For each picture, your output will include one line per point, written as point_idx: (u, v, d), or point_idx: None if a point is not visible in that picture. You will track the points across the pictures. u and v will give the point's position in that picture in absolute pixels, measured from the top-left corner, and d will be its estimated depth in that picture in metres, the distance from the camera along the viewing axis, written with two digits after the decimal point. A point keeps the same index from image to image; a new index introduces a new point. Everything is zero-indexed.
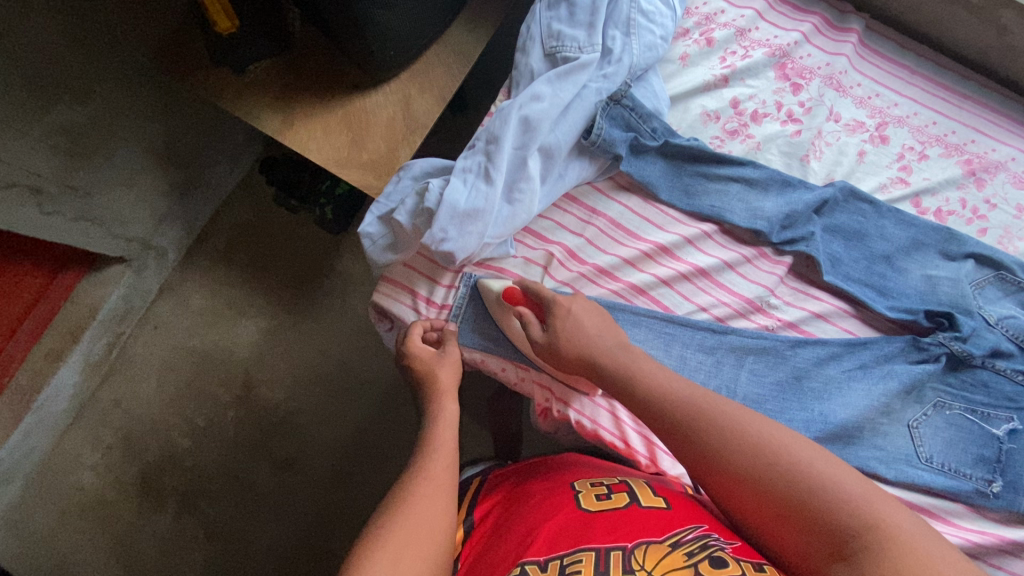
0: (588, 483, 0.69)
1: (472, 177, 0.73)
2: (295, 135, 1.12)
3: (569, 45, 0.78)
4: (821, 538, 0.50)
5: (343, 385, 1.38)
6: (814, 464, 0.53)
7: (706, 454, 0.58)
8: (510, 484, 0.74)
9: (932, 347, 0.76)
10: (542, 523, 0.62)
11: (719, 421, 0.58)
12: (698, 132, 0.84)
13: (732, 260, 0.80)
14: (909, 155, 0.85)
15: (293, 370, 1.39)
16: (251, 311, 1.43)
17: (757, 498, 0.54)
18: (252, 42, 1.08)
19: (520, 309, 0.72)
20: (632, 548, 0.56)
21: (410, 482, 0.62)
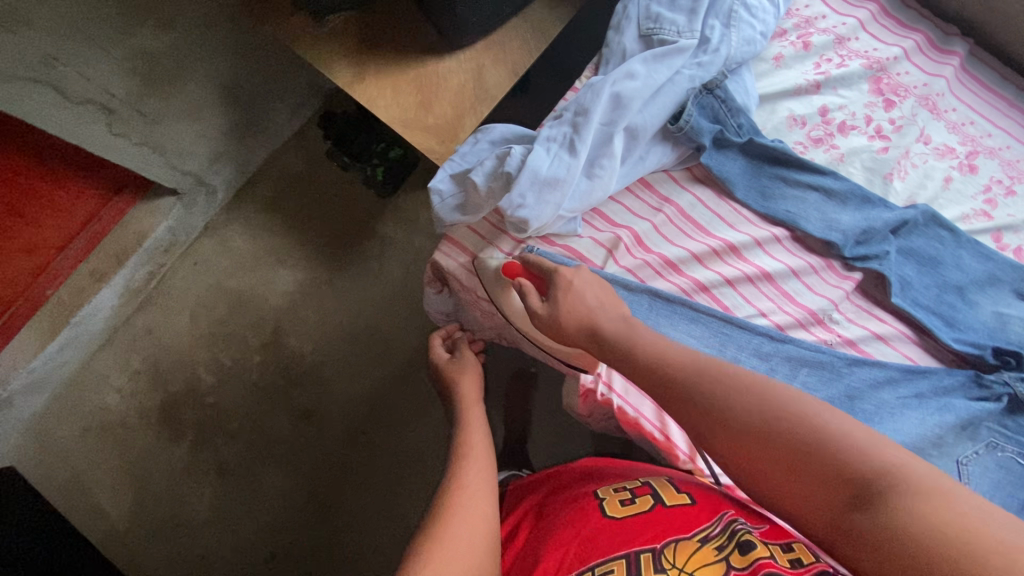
0: (610, 489, 0.68)
1: (555, 147, 0.71)
2: (364, 91, 1.13)
3: (667, 29, 0.77)
4: (836, 487, 0.47)
5: (369, 345, 1.40)
6: (813, 410, 0.51)
7: (703, 406, 0.56)
8: (534, 497, 0.74)
9: (995, 385, 0.75)
10: (568, 529, 0.62)
11: (718, 377, 0.57)
12: (782, 135, 0.82)
13: (799, 267, 0.79)
14: (996, 188, 0.83)
15: (323, 324, 1.41)
16: (290, 261, 1.45)
17: (758, 455, 0.52)
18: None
19: (519, 281, 0.72)
20: (662, 547, 0.57)
21: (446, 494, 0.63)
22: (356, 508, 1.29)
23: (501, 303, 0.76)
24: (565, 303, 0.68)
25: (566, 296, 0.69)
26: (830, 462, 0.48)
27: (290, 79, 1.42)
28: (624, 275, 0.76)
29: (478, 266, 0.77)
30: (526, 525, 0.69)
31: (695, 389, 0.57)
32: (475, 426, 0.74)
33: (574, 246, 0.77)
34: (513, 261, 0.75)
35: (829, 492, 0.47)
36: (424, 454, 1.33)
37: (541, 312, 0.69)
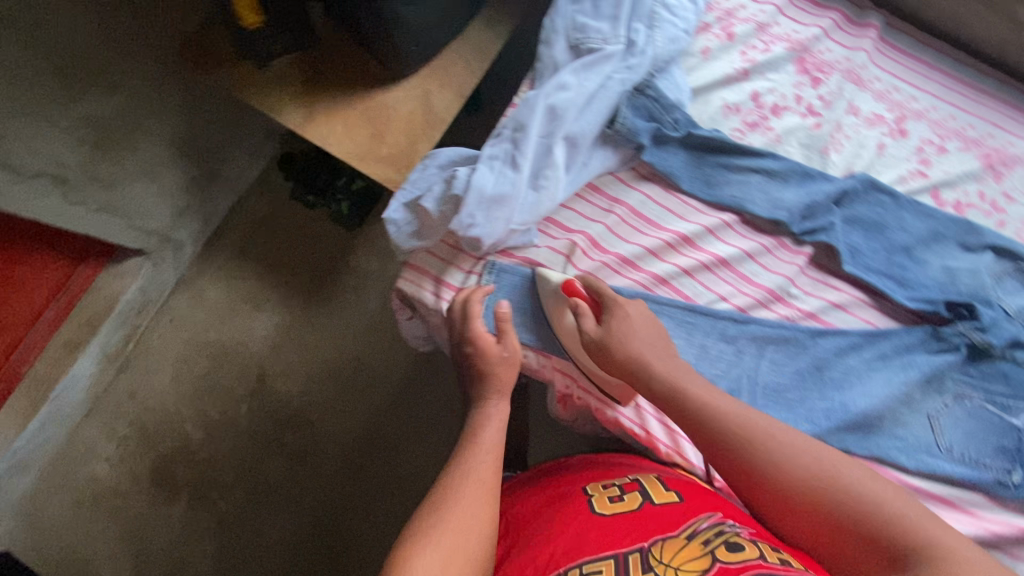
0: (599, 486, 0.70)
1: (499, 164, 0.73)
2: (316, 131, 1.14)
3: (594, 38, 0.80)
4: (879, 550, 0.54)
5: (354, 379, 1.39)
6: (851, 479, 0.58)
7: (754, 466, 0.60)
8: (525, 491, 0.76)
9: (951, 336, 0.78)
10: (556, 527, 0.64)
11: (765, 438, 0.61)
12: (719, 124, 0.85)
13: (751, 249, 0.81)
14: (928, 149, 0.86)
15: (307, 364, 1.40)
16: (267, 305, 1.45)
17: (803, 508, 0.58)
18: (279, 41, 1.11)
19: (577, 302, 0.74)
20: (650, 548, 0.58)
21: (452, 477, 0.63)
22: (366, 542, 1.28)
23: (554, 321, 0.77)
24: (620, 332, 0.70)
25: (621, 325, 0.71)
26: (871, 522, 0.55)
27: (247, 126, 1.43)
28: None
29: (537, 279, 0.78)
30: (517, 521, 0.70)
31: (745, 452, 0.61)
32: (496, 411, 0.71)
33: (532, 257, 0.80)
34: (575, 279, 0.76)
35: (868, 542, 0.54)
36: (424, 478, 1.33)
37: (600, 334, 0.70)
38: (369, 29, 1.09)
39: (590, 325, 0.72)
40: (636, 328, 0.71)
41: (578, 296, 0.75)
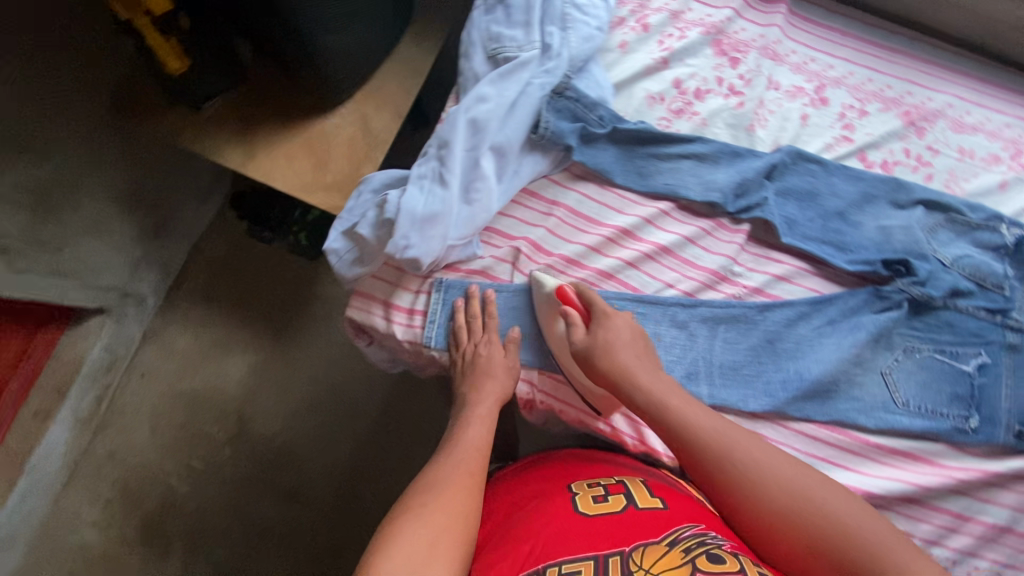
0: (584, 485, 0.69)
1: (428, 183, 0.73)
2: (258, 169, 1.13)
3: (509, 46, 0.81)
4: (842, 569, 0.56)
5: (335, 408, 1.38)
6: (820, 500, 0.60)
7: (727, 482, 0.64)
8: (514, 480, 0.75)
9: (892, 294, 0.80)
10: (539, 525, 0.63)
11: (739, 456, 0.64)
12: (645, 115, 0.86)
13: (690, 234, 0.82)
14: (850, 114, 0.88)
15: (286, 400, 1.39)
16: (239, 346, 1.43)
17: (799, 545, 0.59)
18: (207, 80, 1.10)
19: (568, 309, 0.75)
20: (631, 551, 0.57)
21: (436, 467, 0.67)
22: None
23: (546, 329, 0.79)
24: (608, 341, 0.73)
25: (609, 335, 0.73)
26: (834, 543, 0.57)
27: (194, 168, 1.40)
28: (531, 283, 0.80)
29: (532, 284, 0.79)
30: (499, 510, 0.70)
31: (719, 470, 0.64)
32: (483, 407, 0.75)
33: (475, 268, 0.81)
34: (567, 286, 0.77)
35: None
36: None
37: (589, 341, 0.73)
38: (294, 66, 1.07)
39: (580, 333, 0.74)
40: (625, 341, 0.73)
41: (570, 303, 0.76)
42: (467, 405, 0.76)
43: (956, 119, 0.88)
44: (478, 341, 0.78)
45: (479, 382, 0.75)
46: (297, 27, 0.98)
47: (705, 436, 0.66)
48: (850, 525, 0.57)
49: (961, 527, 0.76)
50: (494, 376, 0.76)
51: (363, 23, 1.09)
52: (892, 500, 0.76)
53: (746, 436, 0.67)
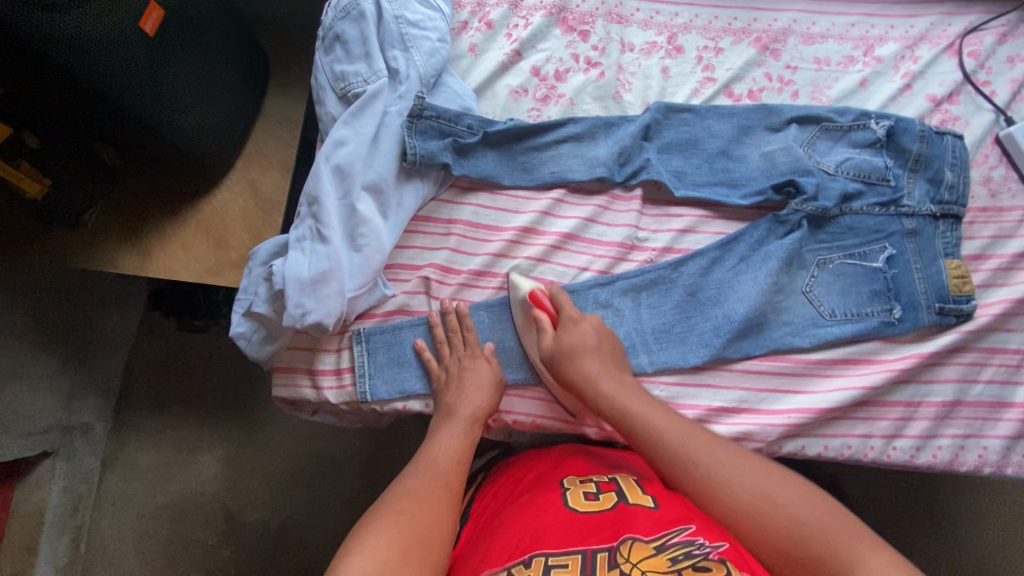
0: (576, 480, 0.66)
1: (310, 243, 0.71)
2: (159, 266, 0.97)
3: (355, 82, 0.79)
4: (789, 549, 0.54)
5: (325, 477, 1.21)
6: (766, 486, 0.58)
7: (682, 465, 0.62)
8: (504, 477, 0.72)
9: (790, 217, 0.82)
10: (526, 519, 0.59)
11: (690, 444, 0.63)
12: (513, 111, 0.86)
13: (589, 214, 0.83)
14: (706, 55, 0.90)
15: (271, 482, 1.21)
16: (206, 442, 1.23)
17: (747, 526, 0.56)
18: (82, 189, 0.94)
19: (540, 312, 0.76)
20: (619, 546, 0.53)
21: (410, 475, 0.63)
22: None
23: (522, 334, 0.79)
24: (574, 343, 0.73)
25: (573, 336, 0.74)
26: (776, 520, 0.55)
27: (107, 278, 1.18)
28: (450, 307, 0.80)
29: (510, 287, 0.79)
30: (488, 511, 0.66)
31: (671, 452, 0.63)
32: (460, 416, 0.71)
33: (391, 310, 0.79)
34: (539, 290, 0.78)
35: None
36: None
37: (555, 346, 0.73)
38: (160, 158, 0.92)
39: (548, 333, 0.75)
40: (592, 346, 0.74)
41: (542, 307, 0.76)
42: (450, 415, 0.72)
43: (805, 32, 0.91)
44: (460, 355, 0.77)
45: (464, 394, 0.73)
46: (142, 105, 0.81)
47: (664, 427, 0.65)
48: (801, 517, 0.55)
49: (915, 414, 0.79)
50: (479, 389, 0.73)
51: (218, 81, 0.92)
52: (845, 408, 0.78)
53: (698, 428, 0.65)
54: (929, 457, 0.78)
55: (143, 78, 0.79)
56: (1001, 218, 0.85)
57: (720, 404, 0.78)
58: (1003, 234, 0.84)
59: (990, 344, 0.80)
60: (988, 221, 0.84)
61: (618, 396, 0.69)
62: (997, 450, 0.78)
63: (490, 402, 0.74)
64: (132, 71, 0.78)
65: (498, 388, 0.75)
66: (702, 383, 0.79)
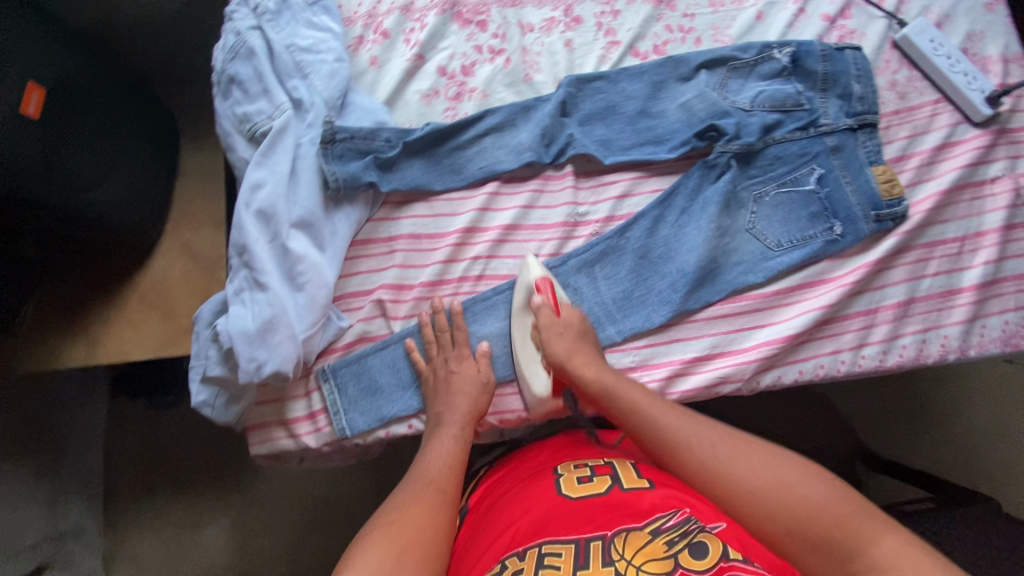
0: (571, 464, 0.66)
1: (249, 293, 0.69)
2: (109, 352, 0.92)
3: (260, 120, 0.76)
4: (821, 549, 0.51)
5: (339, 519, 1.15)
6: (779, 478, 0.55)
7: (694, 461, 0.60)
8: (503, 468, 0.72)
9: (718, 160, 0.83)
10: (520, 512, 0.58)
11: (693, 442, 0.61)
12: (429, 115, 0.85)
13: (526, 201, 0.83)
14: (605, 20, 0.90)
15: (283, 537, 1.14)
16: (206, 514, 1.15)
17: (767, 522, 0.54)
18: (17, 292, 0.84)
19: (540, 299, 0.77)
20: (613, 537, 0.52)
21: (407, 486, 0.62)
22: None
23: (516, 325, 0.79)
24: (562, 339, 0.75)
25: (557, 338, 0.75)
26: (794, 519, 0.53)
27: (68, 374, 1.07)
28: (411, 323, 0.79)
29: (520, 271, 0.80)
30: (485, 505, 0.66)
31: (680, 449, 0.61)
32: (450, 420, 0.71)
33: (352, 340, 0.77)
34: (545, 280, 0.78)
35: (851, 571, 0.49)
36: None
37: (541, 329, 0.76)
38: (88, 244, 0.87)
39: (552, 321, 0.76)
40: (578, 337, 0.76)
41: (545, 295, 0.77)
42: (440, 424, 0.71)
43: None
44: (446, 358, 0.76)
45: (452, 401, 0.72)
46: (48, 195, 0.76)
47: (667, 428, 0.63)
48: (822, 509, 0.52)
49: (875, 320, 0.81)
50: (466, 394, 0.73)
51: (122, 148, 0.88)
52: (810, 331, 0.80)
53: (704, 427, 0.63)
54: (897, 357, 0.81)
55: (38, 169, 0.75)
56: (913, 117, 0.88)
57: (693, 354, 0.79)
58: (918, 132, 0.87)
59: (928, 239, 0.83)
60: (902, 123, 0.87)
61: (628, 396, 0.68)
62: (957, 336, 0.81)
63: (478, 402, 0.73)
64: (28, 165, 0.73)
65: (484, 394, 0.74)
66: (671, 339, 0.80)
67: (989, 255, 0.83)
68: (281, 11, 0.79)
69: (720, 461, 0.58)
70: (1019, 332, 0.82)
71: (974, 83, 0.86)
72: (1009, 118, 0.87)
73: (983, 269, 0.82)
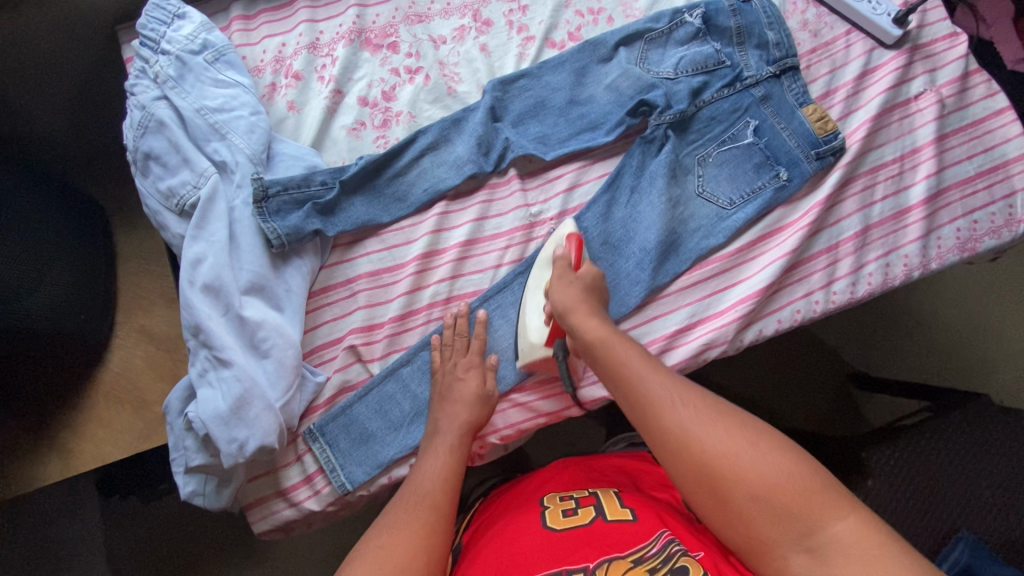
0: (556, 497, 0.66)
1: (214, 373, 0.67)
2: (87, 460, 0.88)
3: (186, 192, 0.73)
4: (787, 521, 0.52)
5: None
6: (752, 449, 0.55)
7: (669, 421, 0.58)
8: (496, 499, 0.72)
9: (654, 133, 0.83)
10: (505, 549, 0.59)
11: (672, 406, 0.58)
12: (359, 148, 0.83)
13: (477, 214, 0.82)
14: (514, 17, 0.89)
15: None
16: None
17: (735, 490, 0.54)
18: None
19: (569, 253, 0.73)
20: (596, 568, 0.54)
21: (398, 502, 0.61)
22: None
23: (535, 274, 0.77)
24: (572, 291, 0.70)
25: (564, 284, 0.71)
26: (763, 489, 0.53)
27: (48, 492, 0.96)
28: (390, 361, 0.77)
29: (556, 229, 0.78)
30: (478, 536, 0.66)
31: (660, 406, 0.59)
32: (440, 436, 0.68)
33: (332, 393, 0.75)
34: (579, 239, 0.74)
35: (805, 544, 0.51)
36: None
37: (559, 272, 0.72)
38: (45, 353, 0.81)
39: (566, 271, 0.72)
40: (582, 288, 0.71)
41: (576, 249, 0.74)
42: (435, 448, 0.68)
43: None
44: (454, 362, 0.74)
45: (451, 409, 0.70)
46: None
47: (648, 390, 0.60)
48: (792, 480, 0.53)
49: (838, 255, 0.82)
50: (467, 402, 0.71)
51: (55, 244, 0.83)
52: (780, 279, 0.81)
53: (684, 388, 0.60)
54: (867, 286, 0.82)
55: None
56: (831, 52, 0.89)
57: (675, 328, 0.79)
58: (838, 66, 0.89)
59: (870, 165, 0.85)
60: (821, 59, 0.89)
61: (619, 350, 0.64)
62: (916, 253, 0.83)
63: (475, 420, 0.71)
64: None
65: (476, 405, 0.71)
66: (650, 317, 0.80)
67: (928, 168, 0.85)
68: (184, 75, 0.76)
69: (698, 425, 0.57)
70: (973, 236, 0.84)
71: (880, 7, 0.88)
72: (919, 34, 0.90)
73: (926, 183, 0.84)
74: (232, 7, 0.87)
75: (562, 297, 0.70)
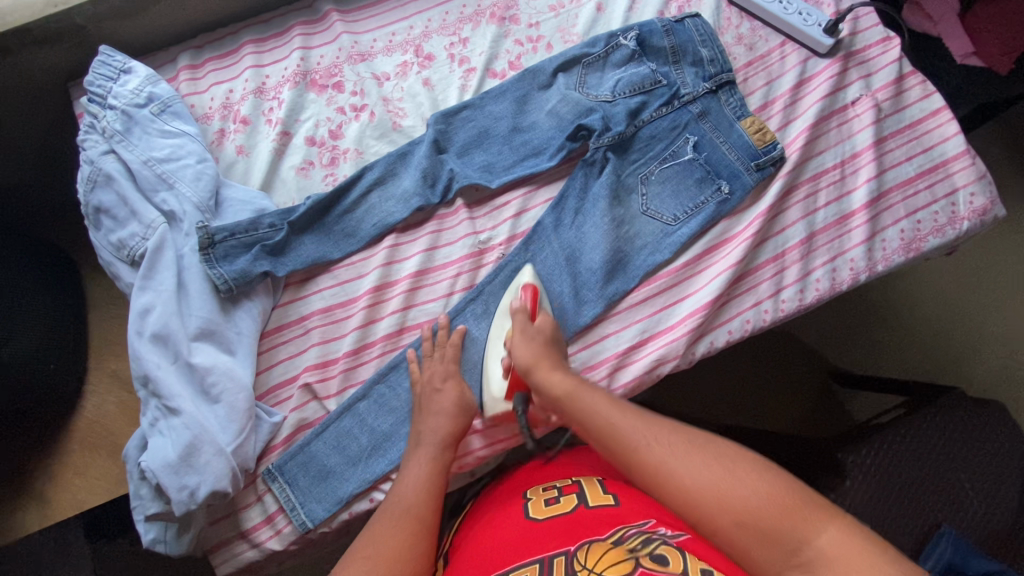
0: (540, 488, 0.67)
1: (165, 421, 0.68)
2: (67, 507, 0.87)
3: (135, 243, 0.74)
4: (776, 542, 0.48)
5: None
6: (726, 471, 0.52)
7: (639, 456, 0.56)
8: (483, 495, 0.73)
9: (594, 155, 0.84)
10: (492, 541, 0.60)
11: (642, 442, 0.57)
12: (308, 186, 0.85)
13: (427, 244, 0.83)
14: (455, 49, 0.91)
15: None
16: None
17: (718, 517, 0.50)
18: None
19: (524, 301, 0.76)
20: (576, 550, 0.54)
21: (387, 508, 0.61)
22: None
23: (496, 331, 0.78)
24: (533, 340, 0.71)
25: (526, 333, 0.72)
26: (746, 513, 0.49)
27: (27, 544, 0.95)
28: (344, 398, 0.77)
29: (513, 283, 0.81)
30: (466, 530, 0.67)
31: (631, 442, 0.57)
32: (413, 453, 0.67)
33: (289, 432, 0.76)
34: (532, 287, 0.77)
35: (797, 564, 0.47)
36: None
37: (522, 322, 0.73)
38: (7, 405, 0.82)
39: (527, 326, 0.73)
40: (544, 343, 0.71)
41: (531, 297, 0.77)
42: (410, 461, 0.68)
43: None
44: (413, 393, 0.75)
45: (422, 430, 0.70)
46: None
47: (618, 428, 0.59)
48: (772, 496, 0.50)
49: (785, 263, 0.84)
50: (448, 411, 0.70)
51: (16, 296, 0.84)
52: (727, 291, 0.82)
53: (653, 425, 0.59)
54: (815, 292, 0.83)
55: None
56: (767, 64, 0.92)
57: (627, 345, 0.80)
58: (774, 77, 0.91)
59: (811, 173, 0.86)
60: (758, 72, 0.91)
61: (587, 397, 0.64)
62: (862, 257, 0.84)
63: None
64: None
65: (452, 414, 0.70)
66: (601, 336, 0.81)
67: (869, 172, 0.86)
68: (130, 129, 0.77)
69: (672, 459, 0.54)
70: (917, 236, 0.85)
71: (810, 19, 0.91)
72: (852, 41, 0.92)
73: (867, 188, 0.86)
74: (179, 58, 0.89)
75: (524, 347, 0.70)
